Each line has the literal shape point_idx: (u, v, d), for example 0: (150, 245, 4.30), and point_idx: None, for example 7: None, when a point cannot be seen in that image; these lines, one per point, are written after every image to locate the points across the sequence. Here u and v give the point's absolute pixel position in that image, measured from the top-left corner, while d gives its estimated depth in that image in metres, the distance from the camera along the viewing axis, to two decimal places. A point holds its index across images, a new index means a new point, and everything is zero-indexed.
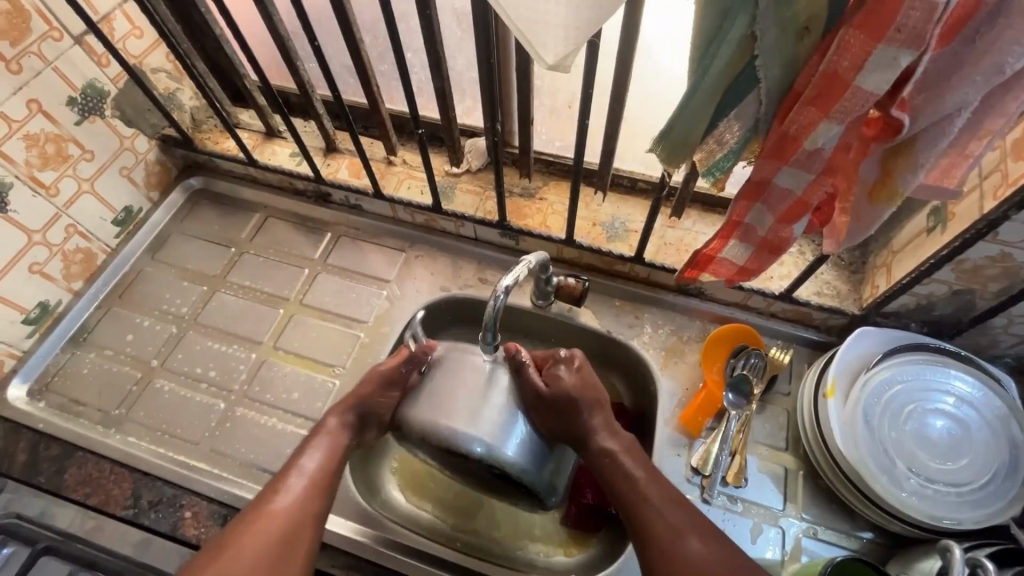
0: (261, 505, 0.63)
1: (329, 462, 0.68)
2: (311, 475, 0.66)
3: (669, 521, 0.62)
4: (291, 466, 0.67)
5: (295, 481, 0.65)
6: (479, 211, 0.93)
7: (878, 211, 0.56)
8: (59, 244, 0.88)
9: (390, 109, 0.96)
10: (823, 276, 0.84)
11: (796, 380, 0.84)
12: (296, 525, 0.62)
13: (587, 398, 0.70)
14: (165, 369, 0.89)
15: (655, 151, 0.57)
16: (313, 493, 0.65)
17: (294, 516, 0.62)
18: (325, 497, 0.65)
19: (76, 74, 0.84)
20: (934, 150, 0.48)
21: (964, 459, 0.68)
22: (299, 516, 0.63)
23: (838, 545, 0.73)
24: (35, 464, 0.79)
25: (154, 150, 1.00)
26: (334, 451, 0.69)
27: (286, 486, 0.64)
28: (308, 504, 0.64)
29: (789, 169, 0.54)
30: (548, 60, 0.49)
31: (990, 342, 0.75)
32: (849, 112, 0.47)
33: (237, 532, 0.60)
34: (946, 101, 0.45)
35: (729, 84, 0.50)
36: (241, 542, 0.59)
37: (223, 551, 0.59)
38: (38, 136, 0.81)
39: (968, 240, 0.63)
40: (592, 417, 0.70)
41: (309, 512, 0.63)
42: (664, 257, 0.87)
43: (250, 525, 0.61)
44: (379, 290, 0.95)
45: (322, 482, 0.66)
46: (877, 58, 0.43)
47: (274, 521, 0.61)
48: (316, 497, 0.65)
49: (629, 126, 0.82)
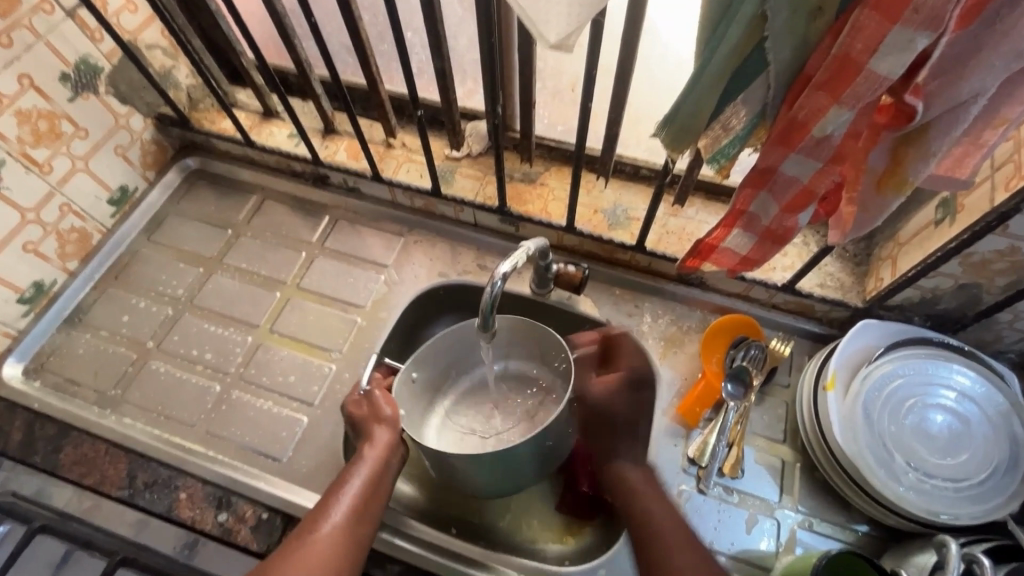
0: (304, 535, 0.61)
1: (370, 490, 0.66)
2: (352, 502, 0.64)
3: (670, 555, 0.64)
4: (332, 493, 0.65)
5: (336, 509, 0.63)
6: (479, 196, 0.92)
7: (886, 201, 0.54)
8: (53, 223, 0.87)
9: (389, 90, 0.94)
10: (827, 268, 0.83)
11: (796, 372, 0.83)
12: (339, 554, 0.60)
13: None
14: (161, 351, 0.89)
15: (659, 136, 0.56)
16: (355, 524, 0.63)
17: (338, 544, 0.61)
18: (365, 524, 0.64)
19: (69, 49, 0.82)
20: (947, 139, 0.47)
21: (964, 454, 0.68)
22: (342, 545, 0.61)
23: (833, 537, 0.73)
24: (31, 443, 0.79)
25: (150, 129, 0.98)
26: (372, 476, 0.67)
27: (328, 514, 0.63)
28: (349, 532, 0.62)
29: (796, 157, 0.53)
30: (550, 39, 0.47)
31: (994, 337, 0.74)
32: (860, 98, 0.45)
33: (283, 563, 0.58)
34: (962, 87, 0.43)
35: (738, 66, 0.49)
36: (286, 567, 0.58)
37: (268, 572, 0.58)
38: (30, 112, 0.79)
39: (978, 232, 0.61)
40: None
41: (351, 543, 0.62)
42: (666, 246, 0.86)
43: (294, 556, 0.59)
44: (376, 275, 0.94)
45: (362, 509, 0.64)
46: (892, 40, 0.42)
47: (317, 551, 0.59)
48: (357, 525, 0.63)
49: (633, 111, 0.81)
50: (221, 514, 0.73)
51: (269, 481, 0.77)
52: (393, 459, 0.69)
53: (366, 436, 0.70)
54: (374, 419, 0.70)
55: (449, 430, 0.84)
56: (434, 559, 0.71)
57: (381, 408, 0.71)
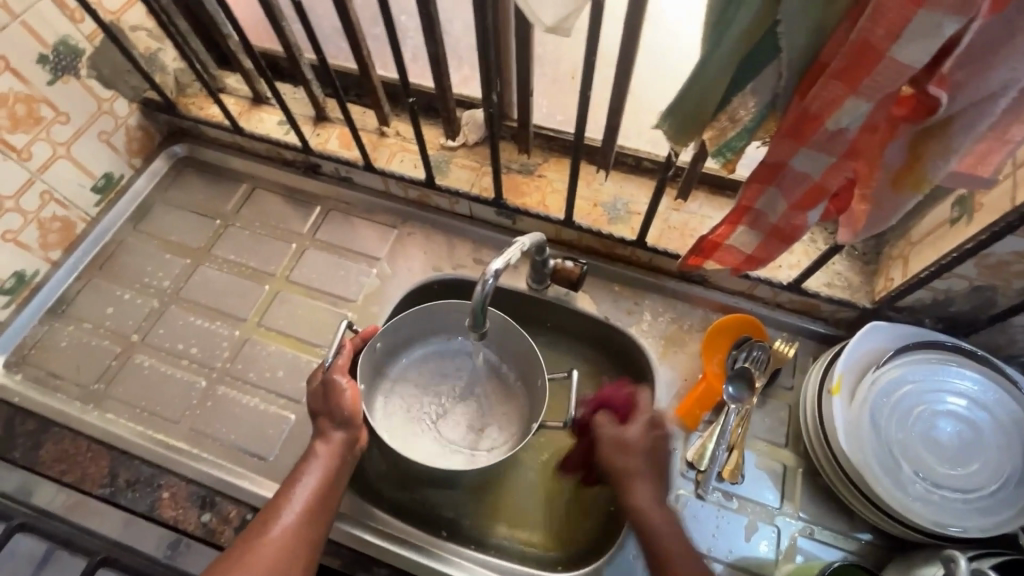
0: (250, 541, 0.58)
1: (324, 488, 0.63)
2: (304, 503, 0.61)
3: None
4: (283, 493, 0.62)
5: (287, 512, 0.60)
6: (475, 187, 0.89)
7: (902, 200, 0.51)
8: (34, 211, 0.84)
9: (383, 76, 0.91)
10: (834, 267, 0.79)
11: (800, 374, 0.80)
12: (289, 558, 0.58)
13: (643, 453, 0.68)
14: (146, 345, 0.86)
15: (663, 127, 0.53)
16: (309, 523, 0.61)
17: (290, 545, 0.59)
18: (318, 526, 0.61)
19: (47, 29, 0.79)
20: (971, 134, 0.43)
21: (975, 464, 0.65)
22: (291, 550, 0.58)
23: (834, 546, 0.70)
24: (11, 438, 0.77)
25: (135, 114, 0.95)
26: (325, 475, 0.63)
27: (278, 517, 0.60)
28: (301, 534, 0.60)
29: (807, 151, 0.49)
30: (545, 23, 0.45)
31: (1007, 341, 0.71)
32: (879, 88, 0.42)
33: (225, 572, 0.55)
34: (989, 78, 0.40)
35: (748, 52, 0.46)
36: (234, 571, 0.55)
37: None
38: (7, 96, 0.76)
39: (997, 233, 0.58)
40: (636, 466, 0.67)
41: (305, 543, 0.59)
42: (667, 242, 0.83)
43: (237, 564, 0.56)
44: (368, 268, 0.91)
45: (315, 509, 0.62)
46: (917, 25, 0.38)
47: (265, 555, 0.57)
48: (309, 526, 0.61)
49: (636, 99, 0.77)
50: (204, 514, 0.72)
51: (255, 480, 0.75)
52: (345, 461, 0.65)
53: (317, 433, 0.67)
54: (326, 414, 0.66)
55: (399, 429, 0.79)
56: (421, 563, 0.69)
57: (335, 405, 0.66)
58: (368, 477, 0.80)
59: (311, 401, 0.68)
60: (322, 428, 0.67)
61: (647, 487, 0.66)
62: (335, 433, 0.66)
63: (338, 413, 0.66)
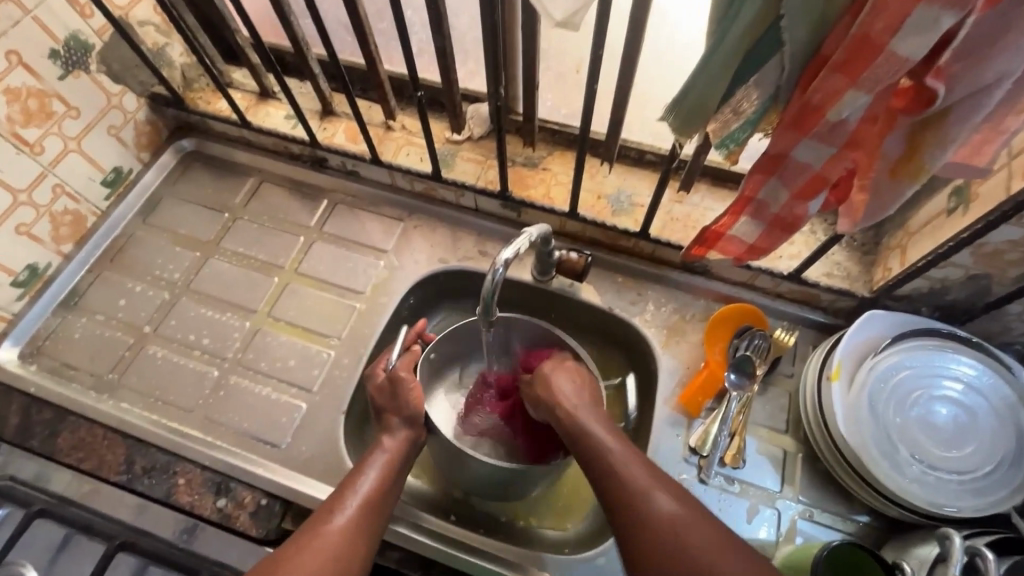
0: (315, 528, 0.60)
1: (383, 482, 0.66)
2: (365, 495, 0.64)
3: (642, 491, 0.61)
4: (347, 486, 0.65)
5: (350, 502, 0.63)
6: (480, 180, 0.90)
7: (900, 188, 0.52)
8: (46, 204, 0.85)
9: (388, 71, 0.92)
10: (834, 257, 0.81)
11: (800, 362, 0.82)
12: (350, 547, 0.60)
13: (576, 386, 0.73)
14: (158, 336, 0.88)
15: (668, 120, 0.54)
16: (367, 516, 0.63)
17: (350, 533, 0.61)
18: (376, 521, 0.63)
19: (58, 25, 0.79)
20: (967, 125, 0.45)
21: (969, 447, 0.67)
22: (352, 540, 0.60)
23: (834, 528, 0.72)
24: (28, 427, 0.79)
25: (143, 109, 0.96)
26: (389, 470, 0.67)
27: (341, 507, 0.62)
28: (361, 525, 0.62)
29: (809, 142, 0.51)
30: (555, 17, 0.47)
31: (1002, 329, 0.72)
32: (880, 81, 0.43)
33: (291, 556, 0.58)
34: (986, 70, 0.41)
35: (751, 46, 0.47)
36: (298, 552, 0.58)
37: (282, 561, 0.57)
38: (20, 90, 0.77)
39: (992, 222, 0.60)
40: (571, 394, 0.71)
41: (364, 534, 0.62)
42: (670, 233, 0.84)
43: (306, 549, 0.58)
44: (376, 260, 0.93)
45: (375, 503, 0.64)
46: (916, 20, 0.40)
47: (329, 542, 0.59)
48: (372, 519, 0.63)
49: (640, 92, 0.78)
50: (219, 499, 0.74)
51: (269, 468, 0.77)
52: (407, 458, 0.70)
53: (382, 429, 0.71)
54: (394, 410, 0.71)
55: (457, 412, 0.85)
56: (435, 546, 0.71)
57: (403, 401, 0.72)
58: None
59: (377, 396, 0.73)
60: (387, 422, 0.71)
61: (587, 411, 0.70)
62: (399, 429, 0.71)
63: (404, 410, 0.71)
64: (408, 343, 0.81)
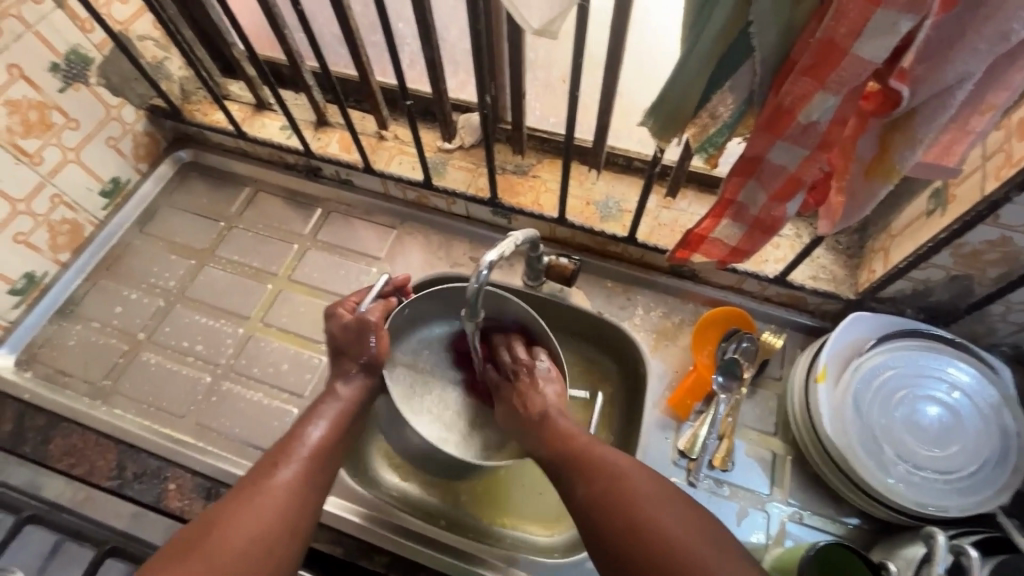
0: (261, 481, 0.60)
1: (334, 431, 0.67)
2: (316, 445, 0.65)
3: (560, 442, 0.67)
4: (293, 437, 0.65)
5: (297, 455, 0.63)
6: (471, 188, 0.92)
7: (875, 189, 0.54)
8: (44, 213, 0.86)
9: (381, 82, 0.94)
10: (819, 260, 0.82)
11: (788, 365, 0.83)
12: (297, 501, 0.60)
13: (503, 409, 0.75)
14: (152, 343, 0.89)
15: (647, 124, 0.56)
16: (314, 469, 0.63)
17: (297, 487, 0.61)
18: (324, 473, 0.64)
19: (58, 39, 0.81)
20: (933, 125, 0.46)
21: (954, 447, 0.68)
22: (297, 493, 0.61)
23: (824, 530, 0.72)
24: (21, 434, 0.79)
25: (142, 121, 0.98)
26: (338, 420, 0.68)
27: (288, 460, 0.63)
28: (308, 478, 0.62)
29: (783, 144, 0.52)
30: (532, 26, 0.48)
31: (986, 330, 0.73)
32: (846, 83, 0.45)
33: (232, 512, 0.57)
34: (947, 71, 0.43)
35: (724, 52, 0.49)
36: (238, 512, 0.57)
37: (220, 521, 0.57)
38: (21, 102, 0.79)
39: (969, 222, 0.61)
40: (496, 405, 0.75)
41: (310, 486, 0.62)
42: (658, 238, 0.85)
43: (247, 505, 0.58)
44: (368, 267, 0.94)
45: (323, 456, 0.65)
46: (876, 24, 0.41)
47: (273, 501, 0.59)
48: (318, 472, 0.63)
49: (624, 100, 0.80)
50: (209, 504, 0.74)
51: None
52: (361, 406, 0.71)
53: (338, 372, 0.72)
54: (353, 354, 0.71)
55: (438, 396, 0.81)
56: (426, 552, 0.71)
57: (364, 345, 0.71)
58: (367, 462, 0.82)
59: (339, 335, 0.72)
60: (343, 367, 0.72)
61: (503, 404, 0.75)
62: (356, 376, 0.71)
63: (365, 353, 0.71)
64: (383, 294, 0.77)
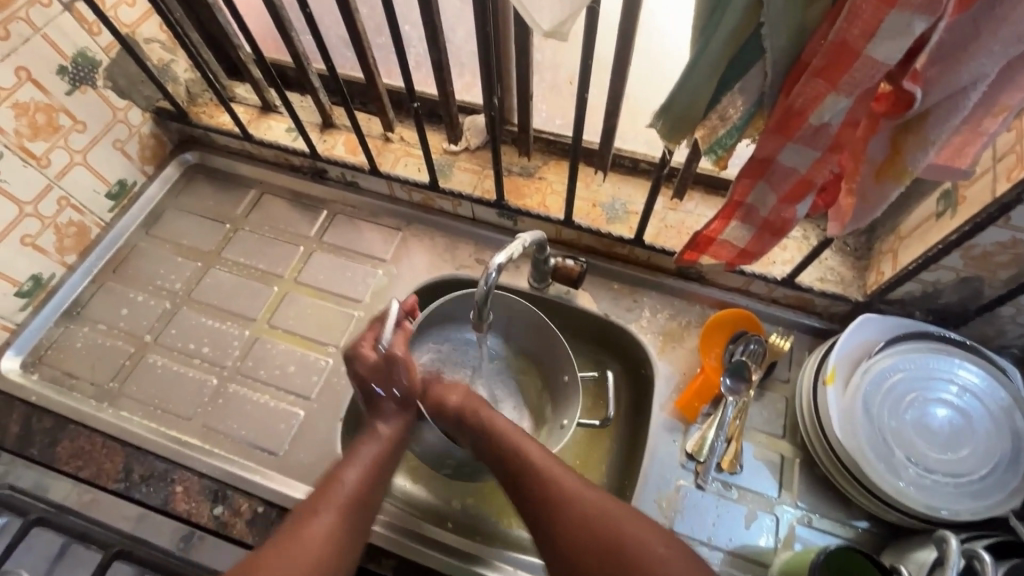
0: (300, 526, 0.61)
1: (373, 473, 0.67)
2: (353, 487, 0.65)
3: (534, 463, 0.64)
4: (331, 479, 0.65)
5: (334, 499, 0.64)
6: (477, 189, 0.92)
7: (885, 191, 0.53)
8: (51, 216, 0.87)
9: (387, 84, 0.94)
10: (827, 262, 0.82)
11: (796, 367, 0.82)
12: (334, 546, 0.61)
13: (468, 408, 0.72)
14: (158, 345, 0.89)
15: (656, 125, 0.55)
16: (353, 513, 0.64)
17: (336, 534, 0.62)
18: (363, 517, 0.65)
19: (66, 42, 0.82)
20: (946, 126, 0.46)
21: (964, 450, 0.67)
22: (336, 539, 0.61)
23: (834, 533, 0.72)
24: (28, 436, 0.79)
25: (148, 123, 0.98)
26: (378, 462, 0.68)
27: (326, 507, 0.63)
28: (347, 523, 0.63)
29: (794, 146, 0.51)
30: (543, 28, 0.48)
31: (996, 332, 0.73)
32: (858, 85, 0.44)
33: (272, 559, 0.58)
34: (961, 72, 0.43)
35: (735, 54, 0.48)
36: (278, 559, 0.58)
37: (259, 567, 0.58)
38: (29, 105, 0.79)
39: (980, 223, 0.61)
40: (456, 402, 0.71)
41: (349, 531, 0.63)
42: (665, 240, 0.85)
43: (286, 553, 0.59)
44: (374, 269, 0.94)
45: (361, 500, 0.65)
46: (889, 25, 0.41)
47: (311, 548, 0.60)
48: (356, 516, 0.64)
49: (631, 102, 0.80)
50: (216, 507, 0.73)
51: (265, 475, 0.77)
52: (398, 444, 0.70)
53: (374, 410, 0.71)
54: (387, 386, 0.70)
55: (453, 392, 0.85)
56: (435, 556, 0.71)
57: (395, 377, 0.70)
58: None
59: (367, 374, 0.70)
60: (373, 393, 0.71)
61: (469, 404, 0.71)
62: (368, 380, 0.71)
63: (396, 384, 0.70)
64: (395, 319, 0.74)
